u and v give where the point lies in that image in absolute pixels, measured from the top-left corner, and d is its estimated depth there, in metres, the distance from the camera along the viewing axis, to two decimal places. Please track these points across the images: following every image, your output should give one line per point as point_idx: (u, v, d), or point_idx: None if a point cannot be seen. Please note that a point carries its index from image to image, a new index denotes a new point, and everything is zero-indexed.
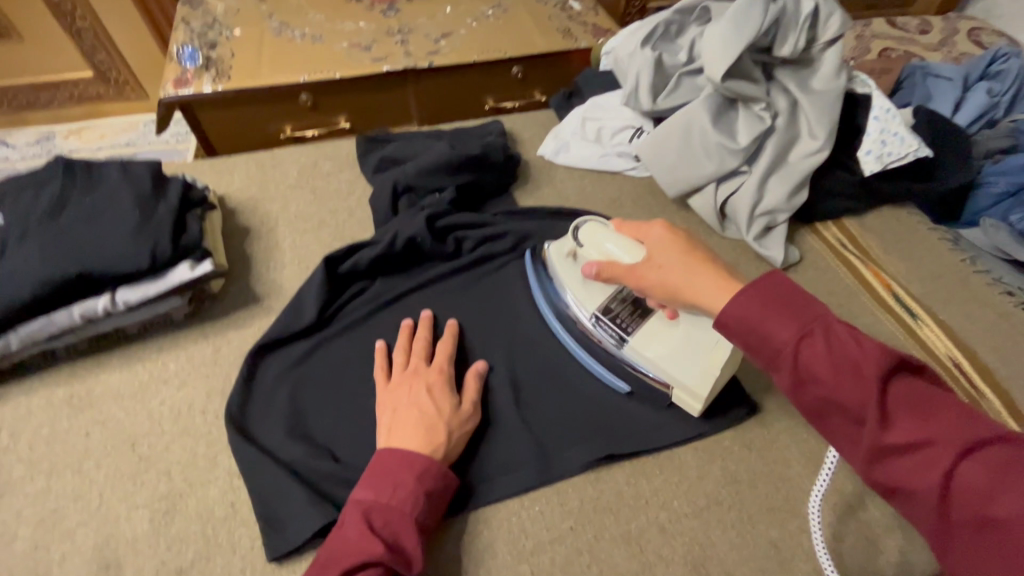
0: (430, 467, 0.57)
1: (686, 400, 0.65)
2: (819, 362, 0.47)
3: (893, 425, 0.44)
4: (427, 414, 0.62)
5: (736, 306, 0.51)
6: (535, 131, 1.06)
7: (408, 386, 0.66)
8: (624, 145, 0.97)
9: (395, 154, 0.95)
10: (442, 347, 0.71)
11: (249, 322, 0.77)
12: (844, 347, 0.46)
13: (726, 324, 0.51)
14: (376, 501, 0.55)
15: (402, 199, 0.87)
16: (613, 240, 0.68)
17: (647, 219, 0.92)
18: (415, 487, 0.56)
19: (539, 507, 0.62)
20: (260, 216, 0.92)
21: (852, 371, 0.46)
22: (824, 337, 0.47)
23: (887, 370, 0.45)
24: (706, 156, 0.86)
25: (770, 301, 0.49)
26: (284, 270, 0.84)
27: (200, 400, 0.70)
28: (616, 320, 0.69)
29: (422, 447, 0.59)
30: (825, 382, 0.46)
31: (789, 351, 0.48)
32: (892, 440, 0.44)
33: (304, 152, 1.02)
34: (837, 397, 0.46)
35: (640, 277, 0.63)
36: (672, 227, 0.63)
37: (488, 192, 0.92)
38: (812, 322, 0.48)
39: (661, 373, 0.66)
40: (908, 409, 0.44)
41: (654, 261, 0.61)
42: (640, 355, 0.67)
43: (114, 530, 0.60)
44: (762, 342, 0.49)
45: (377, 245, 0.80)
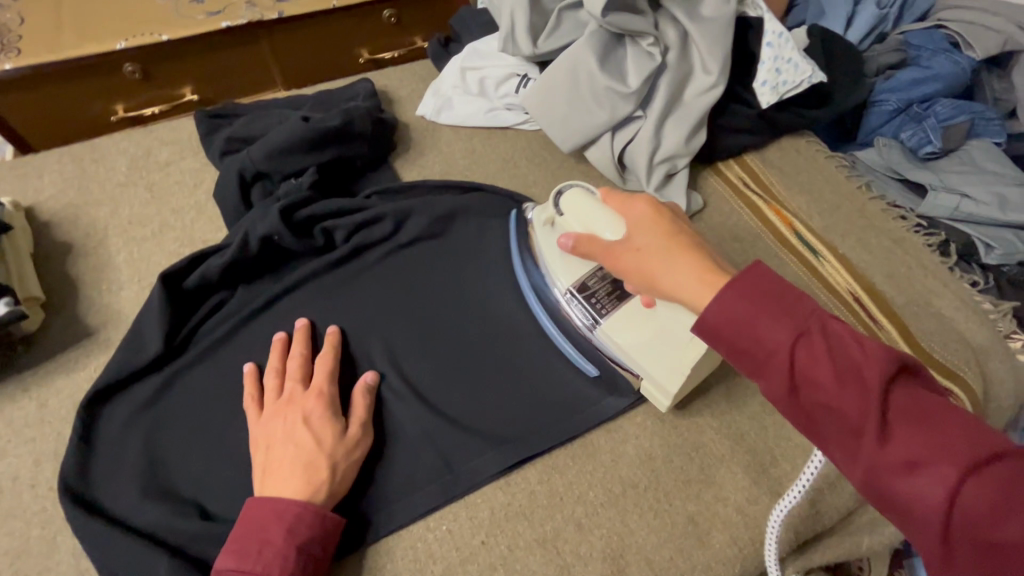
0: (302, 516, 0.51)
1: (654, 394, 0.62)
2: (816, 363, 0.41)
3: (897, 439, 0.38)
4: (302, 450, 0.54)
5: (720, 304, 0.45)
6: (412, 87, 0.92)
7: (282, 418, 0.57)
8: (512, 96, 0.87)
9: (244, 132, 0.79)
10: (322, 363, 0.62)
11: (82, 364, 0.64)
12: (842, 346, 0.41)
13: (708, 328, 0.46)
14: (239, 570, 0.49)
15: (255, 188, 0.74)
16: (594, 209, 0.60)
17: (543, 179, 0.84)
18: (286, 544, 0.50)
19: (447, 526, 0.57)
20: (84, 226, 0.76)
21: (852, 374, 0.40)
22: (820, 336, 0.42)
23: (889, 374, 0.40)
24: (597, 103, 0.77)
25: (760, 296, 0.44)
26: (121, 291, 0.70)
27: (26, 471, 0.58)
28: (592, 300, 0.65)
29: (297, 493, 0.52)
30: (823, 387, 0.41)
31: (781, 353, 0.42)
32: (891, 454, 0.38)
33: (133, 138, 0.84)
34: (831, 403, 0.40)
35: (611, 261, 0.56)
36: (652, 207, 0.56)
37: (359, 168, 0.80)
38: (808, 319, 0.43)
39: (631, 362, 0.62)
40: (912, 419, 0.38)
41: (631, 243, 0.54)
42: (611, 341, 0.63)
43: None
44: (753, 343, 0.43)
45: (227, 250, 0.67)
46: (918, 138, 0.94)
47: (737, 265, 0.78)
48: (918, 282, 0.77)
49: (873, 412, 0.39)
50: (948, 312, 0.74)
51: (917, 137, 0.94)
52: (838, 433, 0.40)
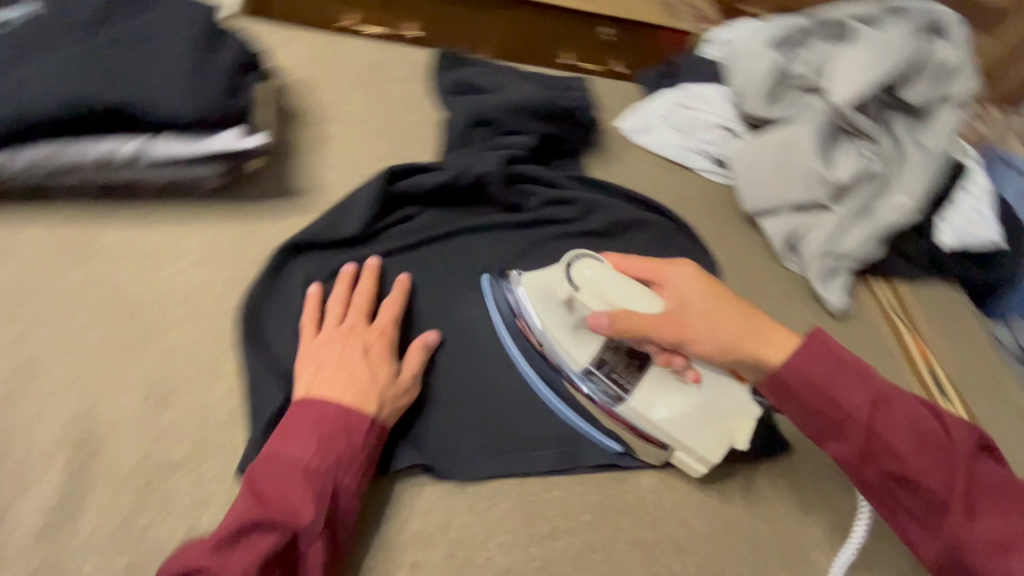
0: (329, 411, 0.51)
1: (688, 463, 0.60)
2: (894, 433, 0.51)
3: (982, 516, 0.48)
4: (358, 378, 0.54)
5: (802, 365, 0.53)
6: (618, 101, 0.99)
7: (338, 345, 0.57)
8: (710, 144, 0.92)
9: (475, 81, 0.86)
10: (389, 303, 0.62)
11: (284, 216, 0.69)
12: (918, 417, 0.51)
13: (797, 372, 0.53)
14: (266, 458, 0.49)
15: (479, 130, 0.78)
16: (617, 285, 0.58)
17: (711, 227, 0.88)
18: (312, 435, 0.49)
19: (560, 492, 0.59)
20: (313, 102, 0.82)
21: (928, 448, 0.50)
22: (898, 405, 0.52)
23: (963, 447, 0.50)
24: (797, 182, 0.82)
25: (836, 366, 0.53)
26: (329, 169, 0.75)
27: (215, 285, 0.62)
28: (610, 374, 0.60)
29: (340, 397, 0.52)
30: (903, 456, 0.50)
31: (866, 416, 0.51)
32: (978, 529, 0.47)
33: (372, 46, 0.92)
34: (915, 470, 0.50)
35: (682, 326, 0.56)
36: (695, 269, 0.59)
37: (563, 151, 0.85)
38: (883, 387, 0.53)
39: (661, 437, 0.59)
40: (986, 495, 0.49)
41: (687, 306, 0.57)
42: (645, 419, 0.59)
43: (98, 405, 0.52)
44: (835, 408, 0.52)
45: (443, 173, 0.72)
46: None
47: None
48: None
49: (959, 487, 0.48)
50: None
51: None
52: (921, 499, 0.50)
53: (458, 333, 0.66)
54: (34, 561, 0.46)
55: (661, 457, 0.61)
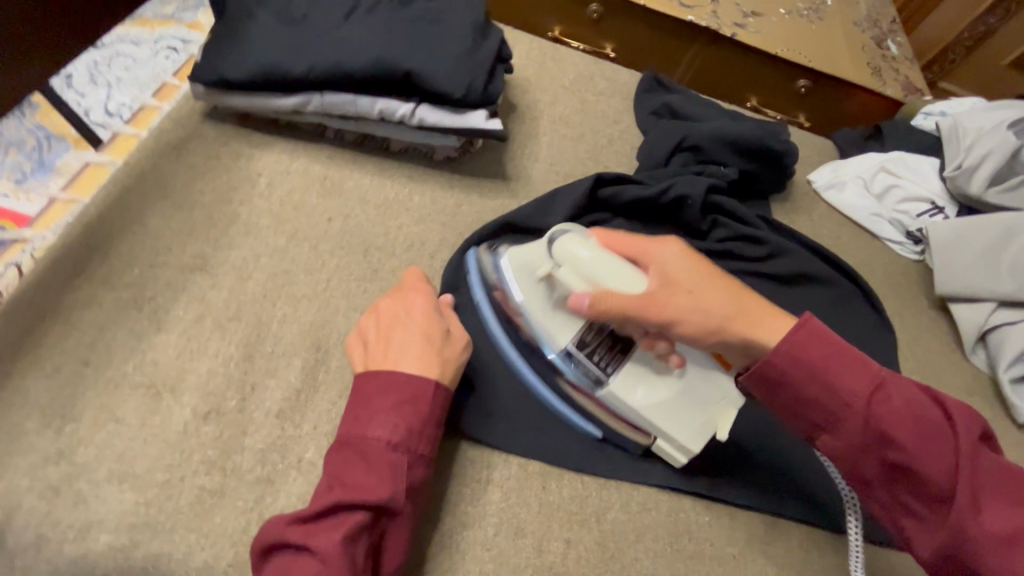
0: (392, 381, 0.49)
1: (670, 452, 0.58)
2: (898, 421, 0.46)
3: (988, 511, 0.43)
4: (418, 351, 0.52)
5: (802, 346, 0.48)
6: (811, 154, 0.97)
7: (373, 316, 0.56)
8: (909, 216, 0.88)
9: (681, 108, 0.89)
10: (411, 278, 0.59)
11: (493, 196, 0.76)
12: (919, 406, 0.46)
13: (795, 355, 0.48)
14: (339, 439, 0.48)
15: (681, 155, 0.81)
16: (598, 257, 0.54)
17: (893, 300, 0.84)
18: (379, 410, 0.48)
19: (710, 518, 0.58)
20: (528, 99, 0.89)
21: (935, 440, 0.45)
22: (894, 391, 0.47)
23: (971, 438, 0.45)
24: (1010, 274, 0.76)
25: (835, 348, 0.48)
26: (535, 162, 0.81)
27: (432, 243, 0.69)
28: (594, 359, 0.58)
29: (389, 368, 0.50)
30: (905, 447, 0.45)
31: (864, 404, 0.46)
32: (989, 526, 0.42)
33: (585, 60, 0.98)
34: (918, 462, 0.45)
35: (656, 310, 0.51)
36: (678, 244, 0.54)
37: (755, 191, 0.85)
38: (880, 374, 0.47)
39: (642, 423, 0.57)
40: (992, 486, 0.44)
41: (676, 289, 0.51)
42: (622, 402, 0.57)
43: (330, 319, 0.60)
44: (832, 393, 0.47)
45: (649, 188, 0.75)
46: None
47: None
48: None
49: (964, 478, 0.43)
50: None
51: None
52: (927, 497, 0.45)
53: None
54: (267, 436, 0.52)
55: (642, 444, 0.59)
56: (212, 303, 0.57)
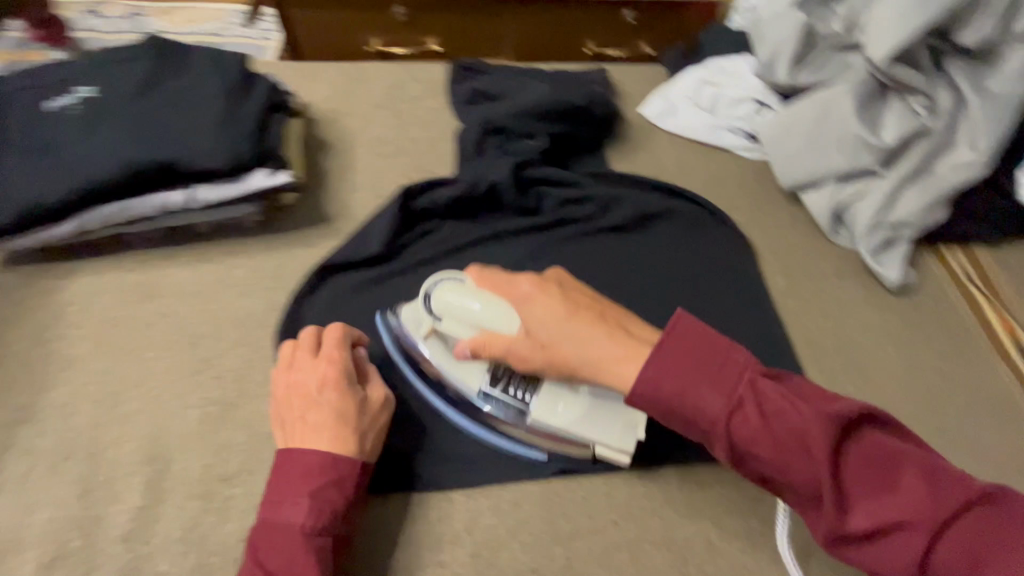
0: (315, 463, 0.51)
1: (611, 456, 0.57)
2: (758, 436, 0.46)
3: (849, 501, 0.45)
4: (329, 421, 0.53)
5: (653, 380, 0.49)
6: (641, 86, 0.96)
7: (287, 384, 0.56)
8: (741, 119, 0.87)
9: (489, 88, 0.87)
10: (331, 332, 0.59)
11: (316, 243, 0.75)
12: (778, 414, 0.47)
13: (653, 392, 0.49)
14: (265, 524, 0.50)
15: (491, 139, 0.79)
16: (474, 299, 0.58)
17: (748, 208, 0.83)
18: (303, 493, 0.50)
19: (584, 493, 0.59)
20: (339, 130, 0.88)
21: (798, 445, 0.46)
22: (753, 405, 0.47)
23: (832, 437, 0.45)
24: (839, 149, 0.75)
25: (689, 371, 0.49)
26: (356, 192, 0.81)
27: (260, 312, 0.69)
28: (510, 388, 0.58)
29: (310, 449, 0.52)
30: (767, 458, 0.47)
31: (724, 426, 0.47)
32: (855, 523, 0.44)
33: (392, 70, 0.96)
34: (784, 470, 0.46)
35: (529, 355, 0.55)
36: (536, 283, 0.57)
37: (580, 148, 0.85)
38: (738, 388, 0.48)
39: (575, 438, 0.57)
40: (855, 475, 0.45)
41: (535, 331, 0.55)
42: (550, 423, 0.57)
43: (164, 425, 0.60)
44: (692, 416, 0.48)
45: (460, 185, 0.74)
46: None
47: (935, 354, 0.73)
48: None
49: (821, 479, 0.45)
50: None
51: None
52: (802, 495, 0.47)
53: None
54: (118, 563, 0.52)
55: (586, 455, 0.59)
56: (42, 450, 0.58)
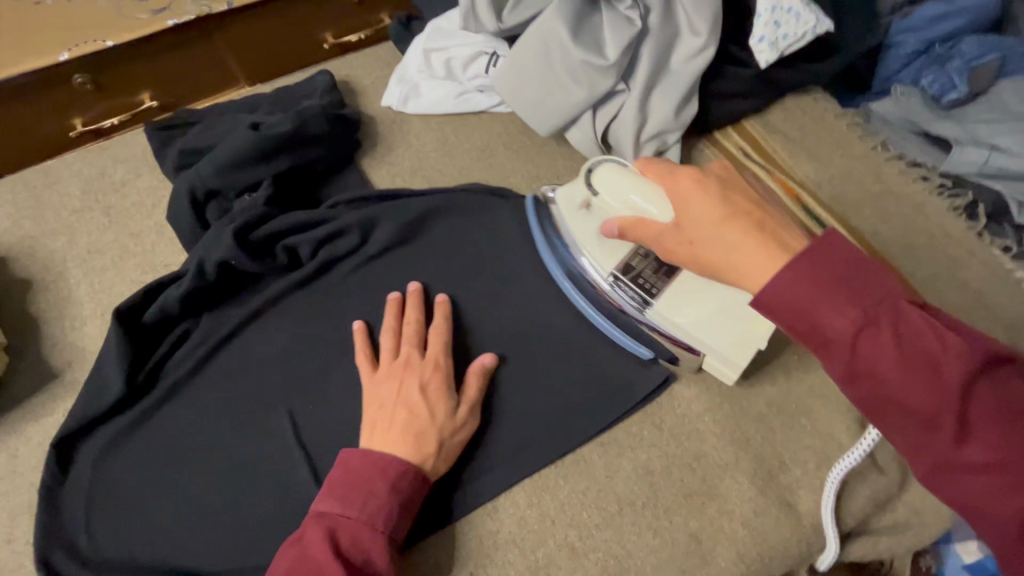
0: (403, 475, 0.52)
1: (719, 368, 0.58)
2: (883, 355, 0.41)
3: (971, 433, 0.39)
4: (414, 419, 0.55)
5: (785, 289, 0.44)
6: (376, 74, 0.86)
7: (397, 382, 0.57)
8: (482, 76, 0.79)
9: (196, 143, 0.74)
10: (436, 332, 0.62)
11: (49, 410, 0.62)
12: (913, 337, 0.41)
13: (768, 306, 0.45)
14: (344, 517, 0.51)
15: (211, 206, 0.69)
16: (640, 192, 0.57)
17: (523, 167, 0.77)
18: (388, 497, 0.51)
19: (434, 558, 0.54)
20: (42, 257, 0.72)
21: (926, 369, 0.40)
22: (890, 325, 0.41)
23: (970, 372, 0.39)
24: (573, 80, 0.69)
25: (828, 282, 0.43)
26: (84, 327, 0.67)
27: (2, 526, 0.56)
28: (638, 280, 0.60)
29: (401, 453, 0.53)
30: (891, 379, 0.41)
31: (847, 341, 0.42)
32: (965, 453, 0.39)
33: (86, 158, 0.80)
34: (898, 393, 0.41)
35: (665, 246, 0.54)
36: (700, 180, 0.52)
37: (323, 171, 0.74)
38: (879, 305, 0.42)
39: (692, 341, 0.58)
40: (992, 415, 0.39)
41: (681, 230, 0.52)
42: (668, 320, 0.58)
43: None
44: (812, 326, 0.43)
45: (185, 278, 0.63)
46: (941, 84, 0.84)
47: None
48: (939, 252, 0.70)
49: (949, 407, 0.39)
50: (974, 285, 0.67)
51: (939, 83, 0.84)
52: (907, 420, 0.41)
53: (277, 439, 0.59)
54: None
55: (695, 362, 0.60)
56: None
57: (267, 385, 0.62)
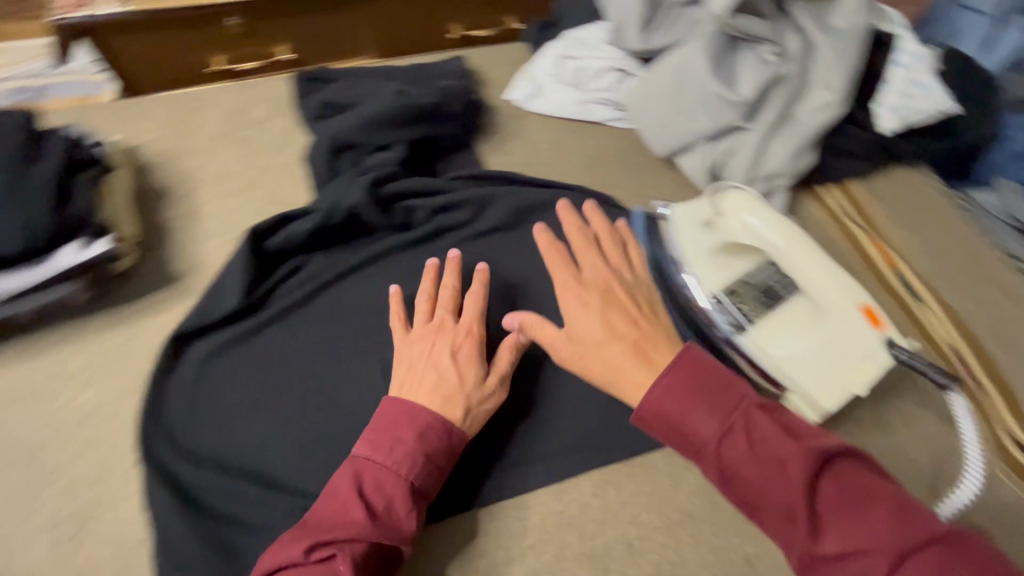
0: (432, 425, 0.53)
1: (802, 408, 0.58)
2: (741, 459, 0.47)
3: (823, 527, 0.44)
4: (446, 381, 0.56)
5: (659, 399, 0.50)
6: (504, 69, 0.91)
7: (430, 342, 0.60)
8: (608, 91, 0.84)
9: (336, 99, 0.80)
10: (472, 300, 0.63)
11: (167, 308, 0.67)
12: (764, 440, 0.47)
13: (647, 417, 0.51)
14: (370, 461, 0.52)
15: (343, 158, 0.73)
16: (764, 220, 0.59)
17: (629, 182, 0.81)
18: (415, 445, 0.52)
19: (497, 523, 0.56)
20: (178, 171, 0.78)
21: (776, 468, 0.45)
22: (744, 431, 0.48)
23: (811, 469, 0.45)
24: (701, 110, 0.73)
25: (692, 392, 0.50)
26: (206, 241, 0.72)
27: (109, 401, 0.61)
28: (739, 305, 0.62)
29: (429, 406, 0.55)
30: (752, 481, 0.46)
31: (711, 447, 0.48)
32: (825, 546, 0.43)
33: (230, 92, 0.87)
34: (761, 494, 0.46)
35: (560, 348, 0.58)
36: (583, 296, 0.60)
37: (446, 147, 0.79)
38: (734, 412, 0.49)
39: (779, 375, 0.59)
40: (837, 509, 0.44)
41: (573, 334, 0.58)
42: (763, 349, 0.59)
43: (10, 562, 0.52)
44: (687, 433, 0.49)
45: (312, 217, 0.68)
46: None
47: None
48: None
49: (801, 506, 0.44)
50: None
51: None
52: (775, 520, 0.46)
53: (365, 379, 0.62)
54: None
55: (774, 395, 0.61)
56: None
57: (365, 330, 0.65)
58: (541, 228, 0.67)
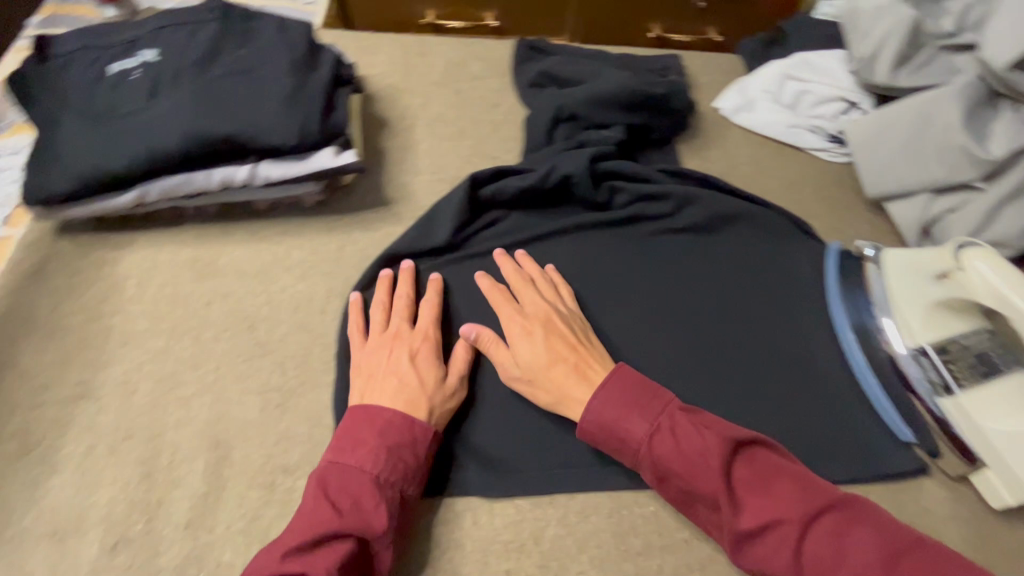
0: (393, 421, 0.53)
1: (995, 487, 0.57)
2: (670, 456, 0.50)
3: (741, 507, 0.48)
4: (408, 385, 0.56)
5: (597, 408, 0.54)
6: (715, 77, 0.91)
7: (387, 351, 0.59)
8: (825, 119, 0.81)
9: (558, 72, 0.83)
10: (428, 308, 0.63)
11: (377, 227, 0.72)
12: (687, 436, 0.51)
13: (588, 425, 0.54)
14: (334, 465, 0.50)
15: (563, 128, 0.76)
16: (998, 270, 0.58)
17: (828, 214, 0.78)
18: (378, 446, 0.51)
19: (655, 508, 0.57)
20: (399, 107, 0.84)
21: (701, 462, 0.49)
22: (673, 430, 0.51)
23: (726, 457, 0.49)
24: (937, 158, 0.70)
25: (625, 398, 0.53)
26: (416, 175, 0.77)
27: (320, 296, 0.66)
28: (950, 365, 0.60)
29: (392, 406, 0.54)
30: (683, 477, 0.50)
31: (645, 448, 0.51)
32: (743, 524, 0.48)
33: (454, 45, 0.92)
34: (691, 485, 0.50)
35: (511, 375, 0.59)
36: (525, 327, 0.60)
37: (653, 140, 0.80)
38: (662, 415, 0.52)
39: (981, 446, 0.57)
40: (750, 489, 0.49)
41: (520, 366, 0.58)
42: (969, 415, 0.58)
43: (226, 411, 0.59)
44: (622, 435, 0.53)
45: (531, 175, 0.71)
46: None
47: None
48: None
49: (722, 494, 0.48)
50: None
51: None
52: (704, 506, 0.50)
53: None
54: (180, 551, 0.52)
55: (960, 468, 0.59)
56: (101, 427, 0.57)
57: None
58: (481, 273, 0.66)
